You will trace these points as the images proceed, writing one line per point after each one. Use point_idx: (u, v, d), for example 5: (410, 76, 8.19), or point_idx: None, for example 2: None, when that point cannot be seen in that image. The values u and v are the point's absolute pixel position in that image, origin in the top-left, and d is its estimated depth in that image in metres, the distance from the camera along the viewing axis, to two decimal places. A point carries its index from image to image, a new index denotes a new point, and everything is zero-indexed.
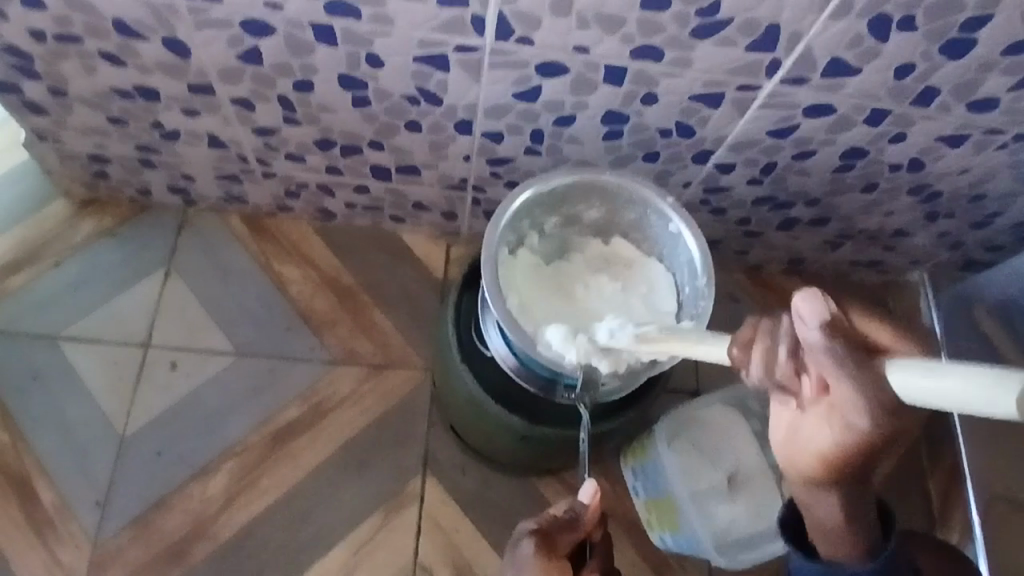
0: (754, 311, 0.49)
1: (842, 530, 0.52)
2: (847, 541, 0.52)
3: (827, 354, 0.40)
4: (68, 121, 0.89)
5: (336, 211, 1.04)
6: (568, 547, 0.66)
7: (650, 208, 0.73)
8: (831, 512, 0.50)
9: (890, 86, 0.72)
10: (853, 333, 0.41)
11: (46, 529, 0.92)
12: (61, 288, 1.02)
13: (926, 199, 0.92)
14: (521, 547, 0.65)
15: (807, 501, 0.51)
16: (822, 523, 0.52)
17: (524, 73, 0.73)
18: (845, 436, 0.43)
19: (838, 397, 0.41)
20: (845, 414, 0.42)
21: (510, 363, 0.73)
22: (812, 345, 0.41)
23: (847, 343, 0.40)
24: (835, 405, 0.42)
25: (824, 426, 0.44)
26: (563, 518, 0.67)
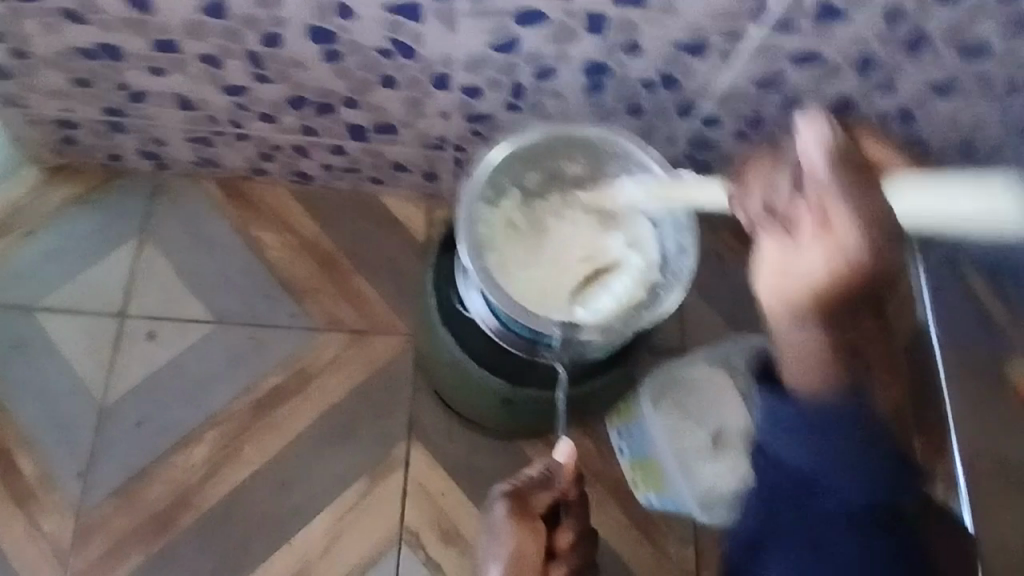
0: (803, 145, 0.55)
1: (815, 361, 0.57)
2: (823, 370, 0.57)
3: (828, 174, 0.53)
4: (31, 83, 0.86)
5: (313, 173, 1.01)
6: (543, 505, 0.65)
7: (631, 162, 0.71)
8: (802, 346, 0.57)
9: (882, 31, 0.70)
10: (850, 160, 0.54)
11: (28, 503, 0.91)
12: (33, 258, 0.99)
13: (916, 152, 0.90)
14: (495, 509, 0.65)
15: (786, 338, 0.57)
16: (802, 355, 0.57)
17: (502, 21, 0.70)
18: (838, 259, 0.53)
19: (830, 216, 0.53)
20: (825, 237, 0.53)
21: (491, 325, 0.72)
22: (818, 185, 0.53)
23: (840, 168, 0.53)
24: (829, 212, 0.53)
25: (816, 245, 0.53)
26: (537, 477, 0.66)
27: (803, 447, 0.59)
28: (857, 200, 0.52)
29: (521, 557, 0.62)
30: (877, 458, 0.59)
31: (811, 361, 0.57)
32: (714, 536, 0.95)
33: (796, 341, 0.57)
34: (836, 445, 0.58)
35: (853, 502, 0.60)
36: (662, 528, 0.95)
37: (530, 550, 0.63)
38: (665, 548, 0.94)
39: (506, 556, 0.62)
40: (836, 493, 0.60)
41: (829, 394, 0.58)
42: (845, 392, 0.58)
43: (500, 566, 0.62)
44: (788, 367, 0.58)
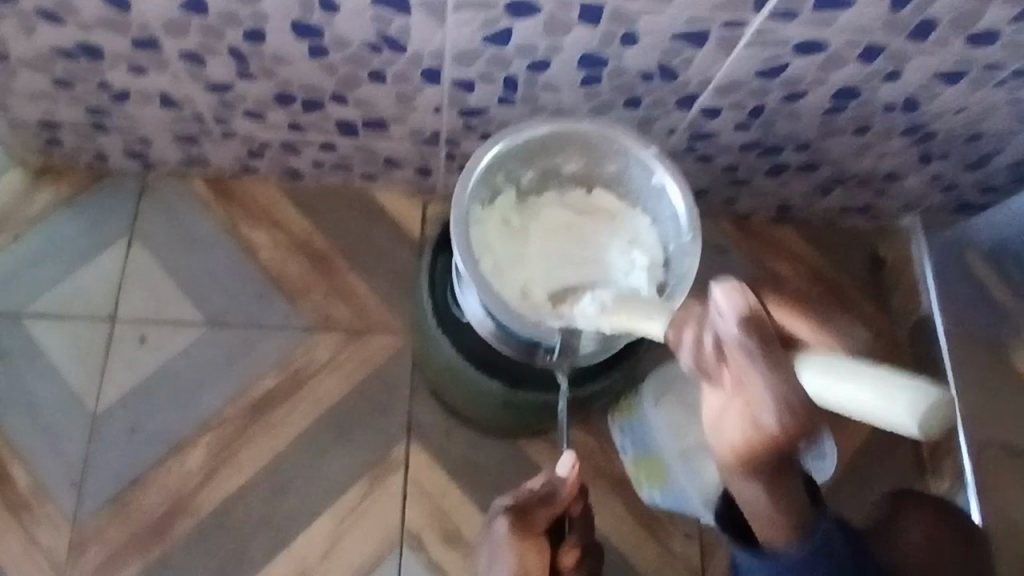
0: (724, 311, 0.40)
1: (775, 513, 0.49)
2: (774, 524, 0.50)
3: (742, 349, 0.40)
4: (8, 85, 0.83)
5: (303, 170, 0.98)
6: (545, 521, 0.64)
7: (630, 158, 0.68)
8: (759, 496, 0.48)
9: (886, 18, 0.67)
10: (770, 324, 0.40)
11: (23, 513, 0.90)
12: (20, 263, 0.97)
13: (920, 139, 0.87)
14: (497, 525, 0.64)
15: (739, 486, 0.49)
16: (754, 504, 0.50)
17: (493, 14, 0.67)
18: (749, 432, 0.42)
19: (739, 382, 0.41)
20: (748, 404, 0.40)
21: (489, 328, 0.70)
22: (733, 343, 0.40)
23: (754, 335, 0.40)
24: (744, 388, 0.40)
25: (724, 398, 0.43)
26: (540, 492, 0.64)
27: (728, 506, 0.55)
28: (772, 379, 0.39)
29: (523, 574, 0.63)
30: (805, 486, 0.52)
31: (767, 510, 0.49)
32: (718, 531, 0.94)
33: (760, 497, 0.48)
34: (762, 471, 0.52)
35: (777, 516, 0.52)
36: (665, 524, 0.94)
37: (532, 566, 0.63)
38: (668, 543, 0.94)
39: (508, 573, 0.63)
40: (768, 510, 0.52)
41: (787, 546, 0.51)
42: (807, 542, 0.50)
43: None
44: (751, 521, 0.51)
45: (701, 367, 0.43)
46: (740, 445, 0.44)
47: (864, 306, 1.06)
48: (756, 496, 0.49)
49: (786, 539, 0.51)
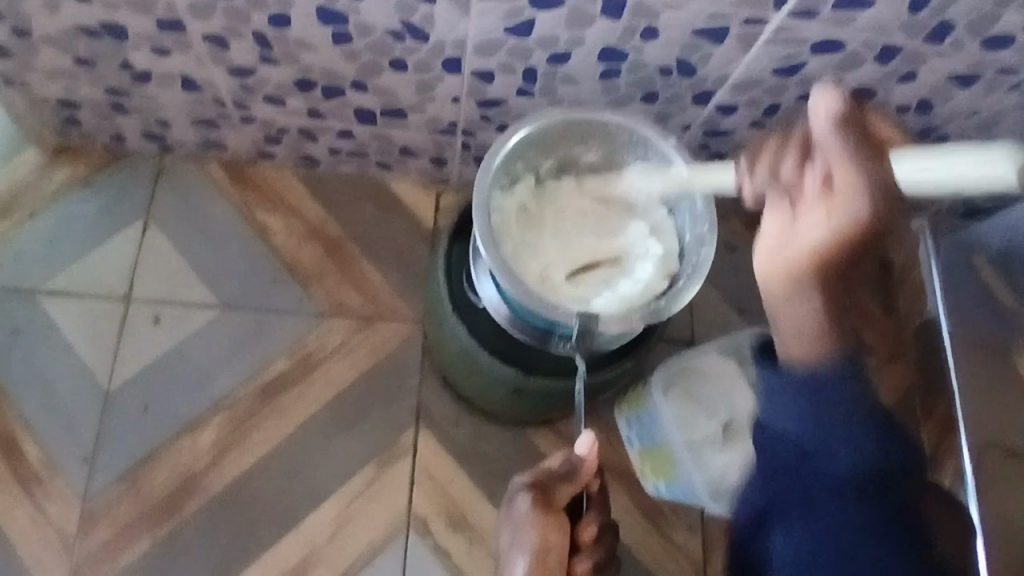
0: (817, 106, 0.51)
1: (819, 328, 0.53)
2: (820, 345, 0.53)
3: (832, 139, 0.50)
4: (32, 63, 0.84)
5: (320, 157, 0.99)
6: (566, 498, 0.65)
7: (650, 150, 0.70)
8: (811, 314, 0.52)
9: (904, 20, 0.68)
10: (854, 123, 0.50)
11: (34, 488, 0.91)
12: (36, 241, 0.98)
13: (932, 142, 0.88)
14: (519, 501, 0.64)
15: (779, 311, 0.54)
16: (800, 327, 0.53)
17: (517, 5, 0.68)
18: (849, 223, 0.49)
19: (835, 167, 0.50)
20: (844, 195, 0.49)
21: (504, 314, 0.71)
22: (824, 135, 0.50)
23: (851, 132, 0.50)
24: (829, 181, 0.51)
25: (818, 208, 0.51)
26: (559, 470, 0.65)
27: (782, 410, 0.54)
28: (863, 164, 0.49)
29: (545, 551, 0.62)
30: (879, 444, 0.54)
31: (810, 344, 0.53)
32: (721, 525, 0.95)
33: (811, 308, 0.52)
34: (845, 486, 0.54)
35: (845, 474, 0.54)
36: (669, 516, 0.95)
37: (554, 543, 0.63)
38: (672, 536, 0.94)
39: (531, 550, 0.62)
40: (835, 465, 0.54)
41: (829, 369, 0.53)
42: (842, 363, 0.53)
43: (525, 560, 0.62)
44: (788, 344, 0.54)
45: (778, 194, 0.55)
46: (828, 250, 0.50)
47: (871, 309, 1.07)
48: (797, 319, 0.53)
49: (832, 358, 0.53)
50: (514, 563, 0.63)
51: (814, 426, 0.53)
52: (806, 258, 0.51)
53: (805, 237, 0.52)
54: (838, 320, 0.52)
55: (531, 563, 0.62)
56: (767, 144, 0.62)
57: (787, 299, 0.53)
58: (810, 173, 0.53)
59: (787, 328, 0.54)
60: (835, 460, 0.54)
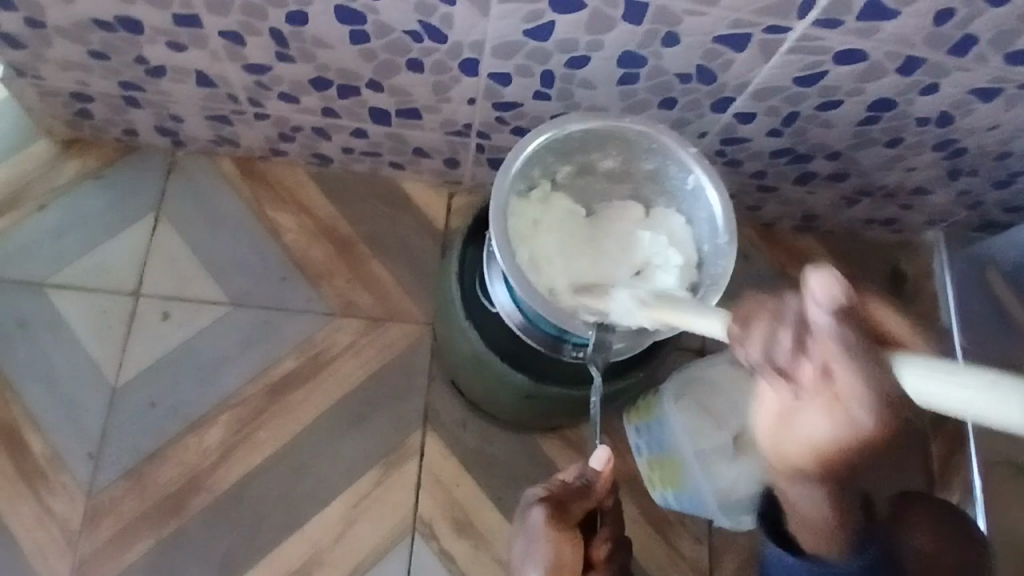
0: (820, 299, 0.38)
1: (829, 531, 0.55)
2: (823, 539, 0.57)
3: (834, 342, 0.38)
4: (46, 55, 0.83)
5: (332, 155, 0.99)
6: (580, 513, 0.64)
7: (669, 158, 0.68)
8: (813, 505, 0.52)
9: (928, 32, 0.67)
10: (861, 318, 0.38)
11: (38, 482, 0.91)
12: (45, 233, 0.97)
13: (950, 155, 0.87)
14: (532, 516, 0.63)
15: (804, 504, 0.53)
16: (803, 520, 0.56)
17: (537, 7, 0.67)
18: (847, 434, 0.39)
19: (838, 365, 0.38)
20: (832, 408, 0.39)
21: (516, 320, 0.70)
22: (823, 325, 0.38)
23: (854, 328, 0.38)
24: (845, 394, 0.38)
25: (816, 409, 0.40)
26: (574, 485, 0.64)
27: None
28: (864, 372, 0.37)
29: (558, 567, 0.62)
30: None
31: (820, 533, 0.57)
32: (728, 535, 0.95)
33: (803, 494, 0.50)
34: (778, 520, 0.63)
35: None
36: (675, 525, 0.94)
37: (567, 560, 0.62)
38: (678, 545, 0.94)
39: (544, 566, 0.62)
40: None
41: (836, 558, 0.59)
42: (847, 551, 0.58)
43: (537, 575, 0.62)
44: (806, 537, 0.58)
45: (794, 383, 0.41)
46: (827, 449, 0.42)
47: None
48: (794, 490, 0.51)
49: (833, 551, 0.59)
50: None
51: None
52: (810, 448, 0.43)
53: (808, 433, 0.42)
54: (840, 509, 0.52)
55: None
56: (758, 297, 0.44)
57: (785, 475, 0.49)
58: (809, 372, 0.39)
59: (802, 503, 0.53)
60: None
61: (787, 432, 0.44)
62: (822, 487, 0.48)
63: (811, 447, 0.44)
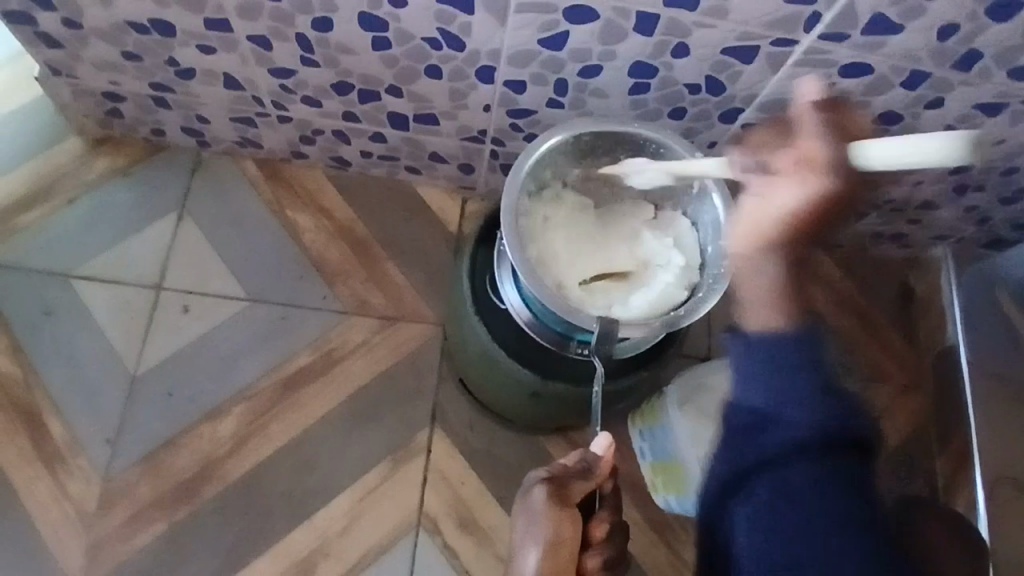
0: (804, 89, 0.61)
1: (772, 298, 0.60)
2: (775, 307, 0.60)
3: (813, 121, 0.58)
4: (81, 54, 0.87)
5: (351, 159, 1.02)
6: (580, 494, 0.65)
7: (675, 161, 0.71)
8: (760, 283, 0.61)
9: (932, 47, 0.69)
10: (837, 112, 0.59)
11: (57, 467, 0.93)
12: (74, 226, 1.01)
13: (957, 169, 0.89)
14: (534, 493, 0.64)
15: (744, 283, 0.62)
16: (759, 293, 0.61)
17: (553, 17, 0.70)
18: (814, 185, 0.56)
19: (811, 154, 0.57)
20: (807, 169, 0.57)
21: (525, 317, 0.72)
22: (805, 109, 0.60)
23: (826, 117, 0.59)
24: (811, 159, 0.57)
25: (791, 179, 0.58)
26: (575, 467, 0.65)
27: (749, 387, 0.59)
28: (836, 144, 0.56)
29: (558, 543, 0.62)
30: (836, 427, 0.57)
31: (768, 304, 0.60)
32: None
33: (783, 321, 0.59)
34: (795, 371, 0.57)
35: (802, 428, 0.57)
36: (677, 530, 0.95)
37: (567, 536, 0.62)
38: (680, 550, 0.95)
39: (544, 541, 0.62)
40: (788, 420, 0.57)
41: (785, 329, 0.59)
42: (800, 326, 0.59)
43: (537, 549, 0.62)
44: (753, 309, 0.60)
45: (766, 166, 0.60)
46: (797, 210, 0.58)
47: (892, 337, 1.06)
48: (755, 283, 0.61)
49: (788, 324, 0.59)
50: (525, 553, 0.63)
51: (777, 398, 0.57)
52: (779, 217, 0.59)
53: (777, 200, 0.59)
54: (791, 291, 0.60)
55: (542, 554, 0.62)
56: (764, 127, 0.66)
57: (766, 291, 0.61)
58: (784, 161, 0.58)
59: (759, 296, 0.61)
60: (784, 425, 0.57)
61: (765, 194, 0.60)
62: (770, 251, 0.61)
63: (773, 215, 0.59)
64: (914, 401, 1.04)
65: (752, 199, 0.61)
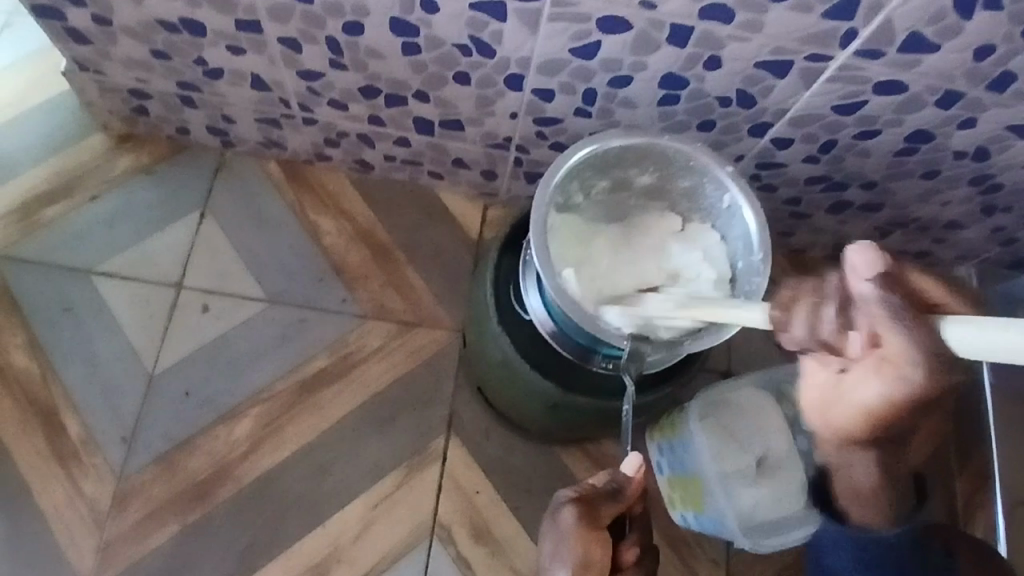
0: (853, 265, 0.45)
1: (874, 501, 0.63)
2: (869, 504, 0.64)
3: (881, 305, 0.43)
4: (110, 52, 0.87)
5: (374, 163, 1.02)
6: (609, 517, 0.64)
7: (705, 176, 0.70)
8: (866, 484, 0.62)
9: (968, 67, 0.68)
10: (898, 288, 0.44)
11: (72, 463, 0.93)
12: (96, 223, 1.01)
13: (986, 190, 0.88)
14: (562, 515, 0.63)
15: (846, 477, 0.63)
16: (856, 489, 0.63)
17: (586, 27, 0.70)
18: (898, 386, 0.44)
19: (888, 349, 0.42)
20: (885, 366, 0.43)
21: (548, 328, 0.71)
22: (864, 294, 0.44)
23: (896, 291, 0.44)
24: (896, 360, 0.42)
25: (865, 383, 0.47)
26: (604, 488, 0.65)
27: (821, 545, 0.70)
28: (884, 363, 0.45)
29: (586, 564, 0.62)
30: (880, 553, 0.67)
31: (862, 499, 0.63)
32: (746, 560, 0.94)
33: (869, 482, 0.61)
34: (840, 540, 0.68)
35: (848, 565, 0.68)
36: (693, 547, 0.94)
37: (596, 558, 0.62)
38: (695, 567, 0.94)
39: (572, 563, 0.61)
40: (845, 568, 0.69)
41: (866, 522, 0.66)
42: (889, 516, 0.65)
43: (565, 571, 0.62)
44: (854, 512, 0.66)
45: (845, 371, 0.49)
46: (877, 406, 0.49)
47: None
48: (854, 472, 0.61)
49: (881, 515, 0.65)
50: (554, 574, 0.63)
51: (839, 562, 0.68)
52: (861, 419, 0.52)
53: (838, 408, 0.53)
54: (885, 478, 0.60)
55: None
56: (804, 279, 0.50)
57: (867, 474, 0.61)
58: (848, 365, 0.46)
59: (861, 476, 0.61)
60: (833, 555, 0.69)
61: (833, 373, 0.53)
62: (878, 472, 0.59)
63: (852, 418, 0.52)
64: (934, 420, 1.01)
65: (815, 385, 0.55)
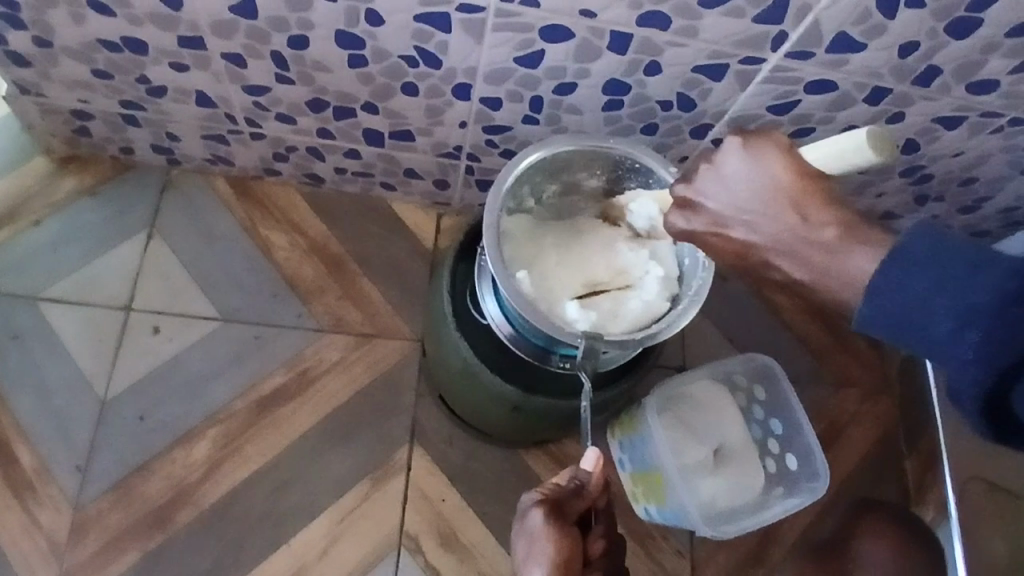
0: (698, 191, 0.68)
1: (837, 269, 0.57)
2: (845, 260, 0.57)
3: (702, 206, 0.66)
4: (48, 72, 0.85)
5: (325, 176, 1.02)
6: (576, 514, 0.66)
7: (653, 178, 0.73)
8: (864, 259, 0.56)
9: (893, 63, 0.72)
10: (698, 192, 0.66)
11: (25, 496, 0.90)
12: (39, 248, 0.98)
13: (917, 181, 0.93)
14: (530, 518, 0.64)
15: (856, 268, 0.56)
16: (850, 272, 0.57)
17: (529, 36, 0.71)
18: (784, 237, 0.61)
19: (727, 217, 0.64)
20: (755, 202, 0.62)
21: (506, 331, 0.72)
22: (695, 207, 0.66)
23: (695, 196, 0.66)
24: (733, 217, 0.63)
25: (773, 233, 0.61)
26: (569, 486, 0.66)
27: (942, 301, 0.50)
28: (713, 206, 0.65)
29: (560, 563, 0.63)
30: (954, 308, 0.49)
31: (836, 255, 0.58)
32: (709, 550, 0.97)
33: (869, 265, 0.56)
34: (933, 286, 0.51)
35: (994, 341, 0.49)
36: (658, 540, 0.96)
37: (569, 555, 0.64)
38: (661, 560, 0.96)
39: (548, 563, 0.63)
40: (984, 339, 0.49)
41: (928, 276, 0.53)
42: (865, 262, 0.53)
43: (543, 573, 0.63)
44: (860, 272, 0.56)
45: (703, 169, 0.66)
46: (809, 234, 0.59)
47: (857, 343, 1.06)
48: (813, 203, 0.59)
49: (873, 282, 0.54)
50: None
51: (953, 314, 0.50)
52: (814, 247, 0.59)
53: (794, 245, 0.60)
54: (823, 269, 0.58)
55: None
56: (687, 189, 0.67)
57: (802, 214, 0.60)
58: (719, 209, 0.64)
59: (799, 220, 0.59)
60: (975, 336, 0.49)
61: (747, 205, 0.62)
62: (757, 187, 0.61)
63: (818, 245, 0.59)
64: (881, 402, 1.05)
65: (766, 171, 0.62)
